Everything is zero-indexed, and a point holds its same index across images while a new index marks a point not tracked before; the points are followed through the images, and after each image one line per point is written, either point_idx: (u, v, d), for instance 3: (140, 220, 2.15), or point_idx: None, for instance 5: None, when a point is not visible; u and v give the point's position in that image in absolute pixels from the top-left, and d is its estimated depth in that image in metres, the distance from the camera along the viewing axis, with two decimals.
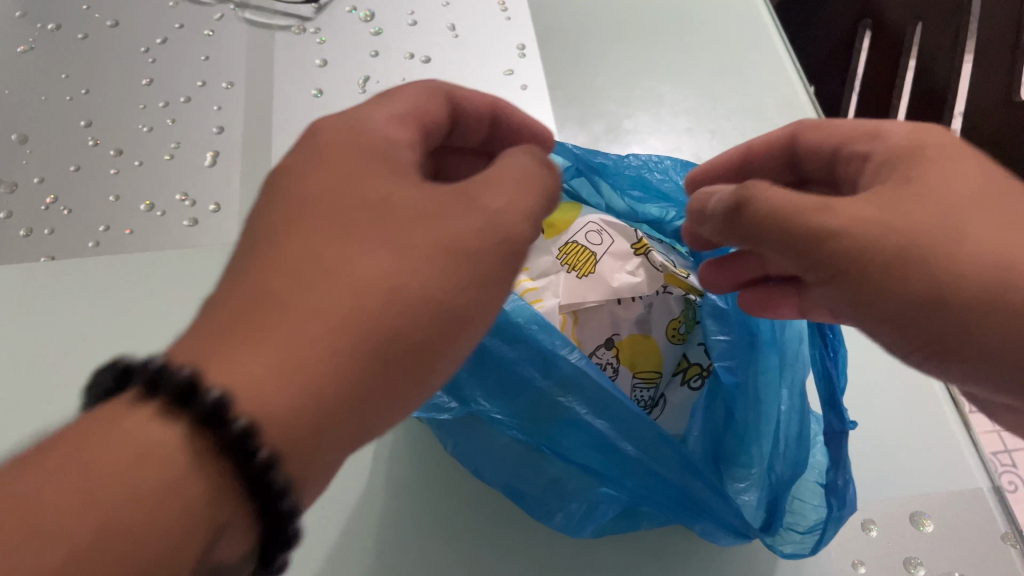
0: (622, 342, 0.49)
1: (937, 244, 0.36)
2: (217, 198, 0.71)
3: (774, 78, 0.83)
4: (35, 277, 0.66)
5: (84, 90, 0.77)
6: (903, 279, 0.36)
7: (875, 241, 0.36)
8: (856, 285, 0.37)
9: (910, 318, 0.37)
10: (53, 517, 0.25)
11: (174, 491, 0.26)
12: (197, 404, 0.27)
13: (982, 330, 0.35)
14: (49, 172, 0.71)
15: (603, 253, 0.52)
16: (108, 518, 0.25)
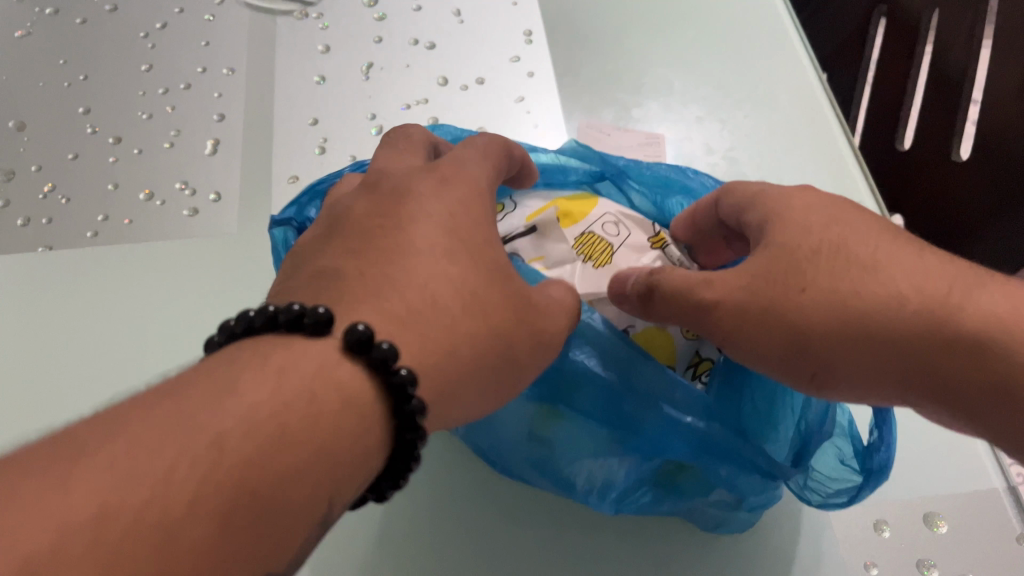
0: (637, 335, 0.47)
1: (786, 298, 0.39)
2: (217, 187, 0.69)
3: (786, 66, 0.81)
4: (32, 267, 0.65)
5: (82, 76, 0.76)
6: (767, 336, 0.39)
7: (734, 306, 0.40)
8: (734, 346, 0.41)
9: (787, 367, 0.40)
10: (277, 425, 0.25)
11: (364, 430, 0.28)
12: (397, 376, 0.30)
13: (849, 363, 0.38)
14: (46, 160, 0.70)
15: (621, 244, 0.49)
16: (321, 438, 0.26)
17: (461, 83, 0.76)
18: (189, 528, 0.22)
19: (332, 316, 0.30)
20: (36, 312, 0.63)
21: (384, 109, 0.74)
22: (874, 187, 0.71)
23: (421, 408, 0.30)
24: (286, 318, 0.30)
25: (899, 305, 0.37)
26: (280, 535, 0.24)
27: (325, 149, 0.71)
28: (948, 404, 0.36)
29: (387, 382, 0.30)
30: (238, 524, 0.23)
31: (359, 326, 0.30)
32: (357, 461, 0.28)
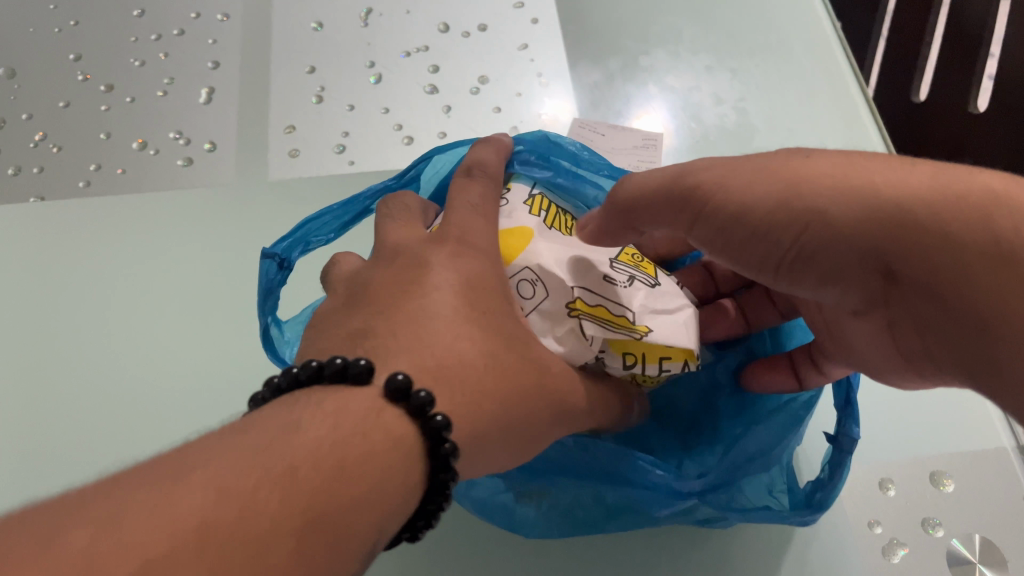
0: None
1: (775, 164, 0.34)
2: (213, 136, 0.68)
3: (799, 15, 0.78)
4: (25, 217, 0.64)
5: (73, 21, 0.73)
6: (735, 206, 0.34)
7: (708, 172, 0.35)
8: (700, 225, 0.36)
9: (762, 247, 0.35)
10: (337, 462, 0.24)
11: (410, 468, 0.26)
12: (435, 421, 0.27)
13: (825, 237, 0.32)
14: (37, 108, 0.68)
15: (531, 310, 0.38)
16: (376, 476, 0.25)
17: (462, 30, 0.74)
18: (271, 551, 0.20)
19: (372, 367, 0.28)
20: (30, 263, 0.62)
21: (383, 56, 0.72)
22: (886, 134, 0.69)
23: (454, 451, 0.28)
24: (329, 371, 0.28)
25: (902, 176, 0.31)
26: (343, 566, 0.22)
27: (323, 98, 0.69)
28: (937, 285, 0.29)
29: (425, 428, 0.27)
30: (312, 547, 0.21)
31: (399, 377, 0.28)
32: (401, 501, 0.26)
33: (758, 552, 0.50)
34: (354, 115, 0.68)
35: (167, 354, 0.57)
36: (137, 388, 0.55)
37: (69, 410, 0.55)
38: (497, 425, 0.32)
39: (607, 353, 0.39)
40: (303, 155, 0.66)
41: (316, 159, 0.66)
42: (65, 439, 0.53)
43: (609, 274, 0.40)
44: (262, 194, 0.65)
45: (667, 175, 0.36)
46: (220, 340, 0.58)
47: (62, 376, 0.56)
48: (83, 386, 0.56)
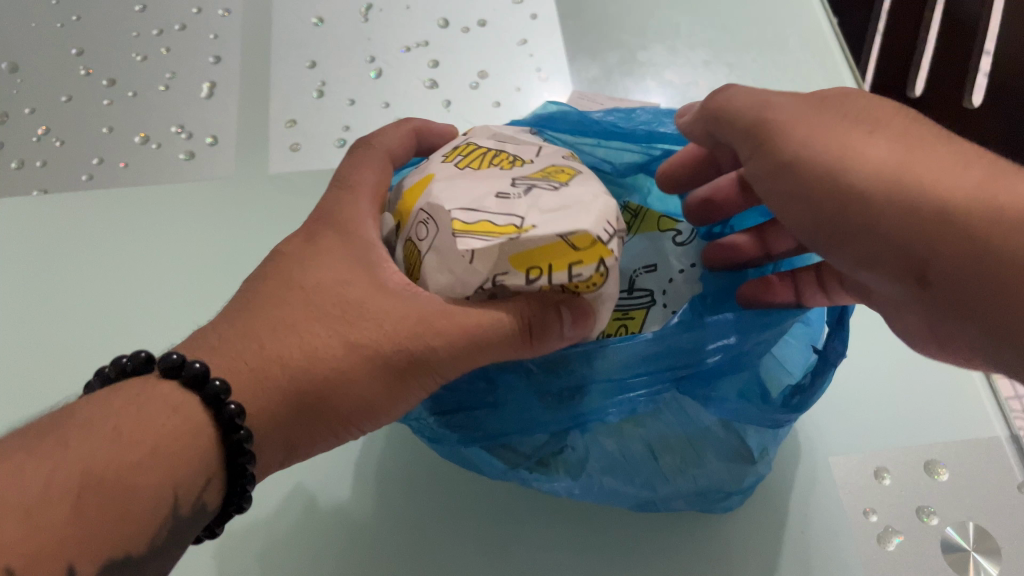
0: None
1: (849, 134, 0.35)
2: (213, 130, 0.68)
3: (796, 10, 0.78)
4: (27, 210, 0.64)
5: (74, 16, 0.74)
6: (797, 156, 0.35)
7: (780, 116, 0.36)
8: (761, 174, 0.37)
9: (811, 219, 0.36)
10: (115, 434, 0.30)
11: (195, 440, 0.32)
12: (210, 386, 0.32)
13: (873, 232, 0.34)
14: (38, 102, 0.69)
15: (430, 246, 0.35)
16: (155, 442, 0.30)
17: (462, 25, 0.74)
18: (43, 510, 0.27)
19: (153, 357, 0.34)
20: (32, 256, 0.62)
21: (383, 51, 0.72)
22: None
23: (240, 412, 0.33)
24: (135, 365, 0.34)
25: (955, 168, 0.32)
26: (131, 525, 0.29)
27: (323, 92, 0.70)
28: (966, 293, 0.32)
29: (204, 399, 0.33)
30: (89, 510, 0.28)
31: (171, 355, 0.33)
32: (185, 470, 0.31)
33: (755, 537, 0.50)
34: (354, 110, 0.69)
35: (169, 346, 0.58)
36: None
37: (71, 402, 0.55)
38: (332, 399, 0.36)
39: (508, 271, 0.33)
40: (303, 149, 0.67)
41: (316, 152, 0.67)
42: None
43: (503, 191, 0.35)
44: (263, 188, 0.65)
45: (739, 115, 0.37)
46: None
47: (63, 368, 0.57)
48: (84, 378, 0.56)
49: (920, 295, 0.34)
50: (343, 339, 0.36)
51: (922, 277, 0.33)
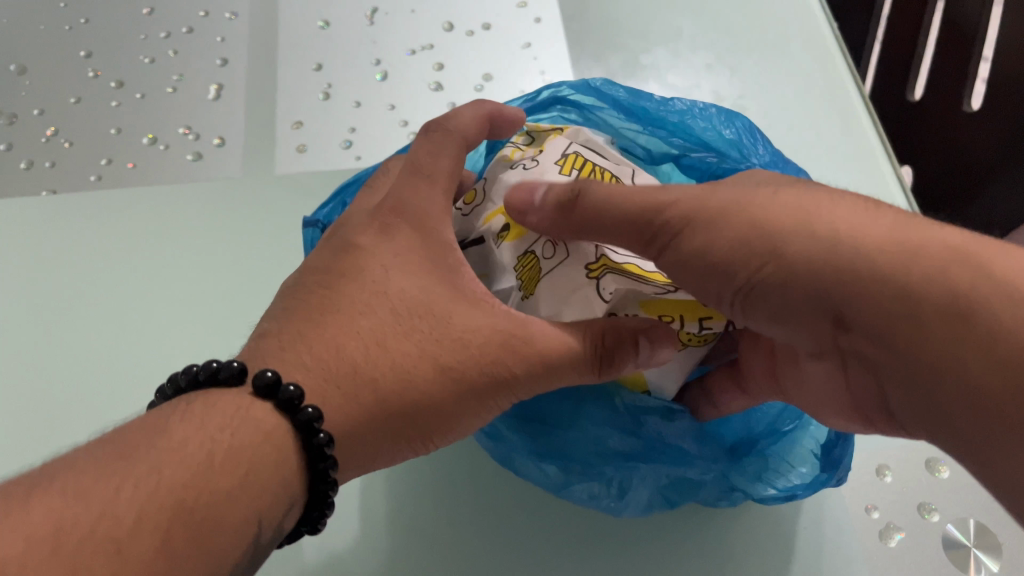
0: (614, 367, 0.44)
1: (751, 199, 0.35)
2: (221, 131, 0.69)
3: (797, 14, 0.79)
4: (37, 210, 0.65)
5: (83, 19, 0.75)
6: (713, 256, 0.35)
7: (684, 208, 0.36)
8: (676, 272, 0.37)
9: (716, 285, 0.36)
10: (203, 458, 0.29)
11: (280, 463, 0.32)
12: (304, 413, 0.33)
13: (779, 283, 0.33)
14: (48, 104, 0.69)
15: (559, 269, 0.42)
16: (245, 469, 0.30)
17: (466, 28, 0.75)
18: (133, 539, 0.26)
19: (245, 368, 0.34)
20: (42, 256, 0.63)
21: (389, 55, 0.73)
22: (882, 133, 0.71)
23: (328, 440, 0.33)
24: (226, 373, 0.33)
25: (864, 224, 0.32)
26: (221, 555, 0.28)
27: (330, 95, 0.70)
28: (878, 327, 0.30)
29: (296, 421, 0.33)
30: (177, 536, 0.27)
31: (267, 373, 0.33)
32: (270, 498, 0.31)
33: (760, 535, 0.51)
34: (360, 112, 0.69)
35: (178, 345, 0.58)
36: (147, 379, 0.56)
37: (82, 400, 0.56)
38: (417, 419, 0.37)
39: (637, 313, 0.41)
40: (310, 151, 0.68)
41: (323, 153, 0.67)
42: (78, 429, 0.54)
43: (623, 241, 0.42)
44: (270, 189, 0.66)
45: (627, 219, 0.37)
46: (229, 331, 0.59)
47: (74, 367, 0.57)
48: (95, 377, 0.57)
49: (840, 341, 0.33)
50: (430, 361, 0.37)
51: (836, 321, 0.32)
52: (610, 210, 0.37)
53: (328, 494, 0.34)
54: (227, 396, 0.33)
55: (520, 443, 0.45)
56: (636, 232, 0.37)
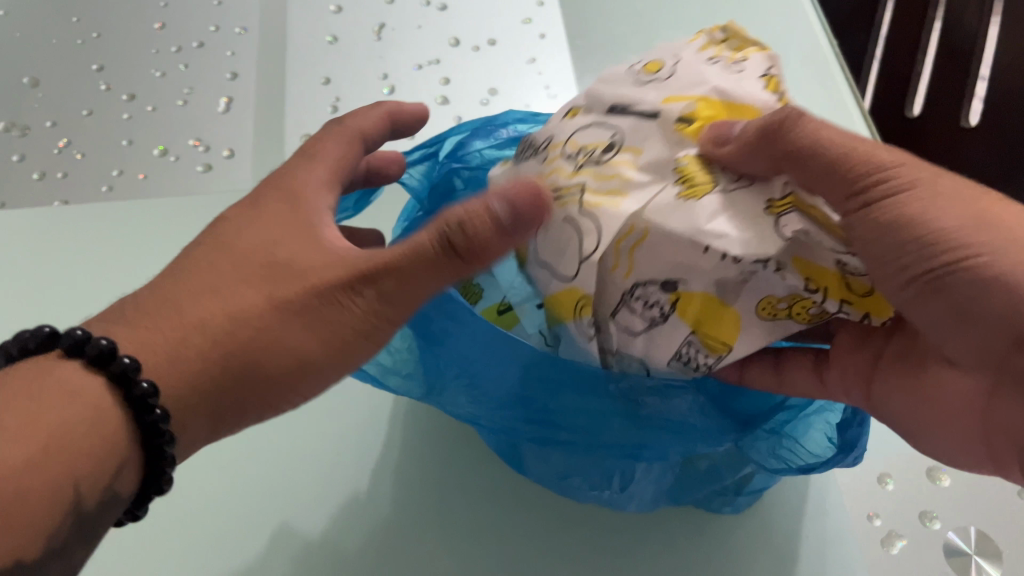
0: (689, 298, 0.38)
1: (978, 204, 0.34)
2: (231, 144, 0.70)
3: (797, 33, 0.81)
4: (48, 220, 0.66)
5: (95, 34, 0.76)
6: (913, 231, 0.34)
7: (907, 172, 0.35)
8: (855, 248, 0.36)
9: (898, 271, 0.35)
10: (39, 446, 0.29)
11: (111, 444, 0.32)
12: (137, 388, 0.32)
13: (974, 292, 0.33)
14: (60, 116, 0.71)
15: (737, 186, 0.38)
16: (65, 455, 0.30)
17: (472, 44, 0.77)
18: None
19: (55, 333, 0.34)
20: (51, 265, 0.63)
21: (395, 69, 0.74)
22: None
23: (165, 418, 0.33)
24: (36, 340, 0.33)
25: None
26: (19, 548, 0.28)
27: (338, 108, 0.72)
28: None
29: (129, 396, 0.32)
30: None
31: (100, 342, 0.32)
32: (99, 470, 0.31)
33: (764, 544, 0.51)
34: None
35: None
36: None
37: None
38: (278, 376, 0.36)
39: (785, 266, 0.36)
40: None
41: None
42: None
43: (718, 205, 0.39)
44: None
45: (831, 157, 0.36)
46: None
47: None
48: None
49: (1005, 360, 0.33)
50: (291, 319, 0.36)
51: (1018, 346, 0.33)
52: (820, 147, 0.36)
53: (166, 470, 0.34)
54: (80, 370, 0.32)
55: (525, 433, 0.43)
56: (834, 169, 0.36)
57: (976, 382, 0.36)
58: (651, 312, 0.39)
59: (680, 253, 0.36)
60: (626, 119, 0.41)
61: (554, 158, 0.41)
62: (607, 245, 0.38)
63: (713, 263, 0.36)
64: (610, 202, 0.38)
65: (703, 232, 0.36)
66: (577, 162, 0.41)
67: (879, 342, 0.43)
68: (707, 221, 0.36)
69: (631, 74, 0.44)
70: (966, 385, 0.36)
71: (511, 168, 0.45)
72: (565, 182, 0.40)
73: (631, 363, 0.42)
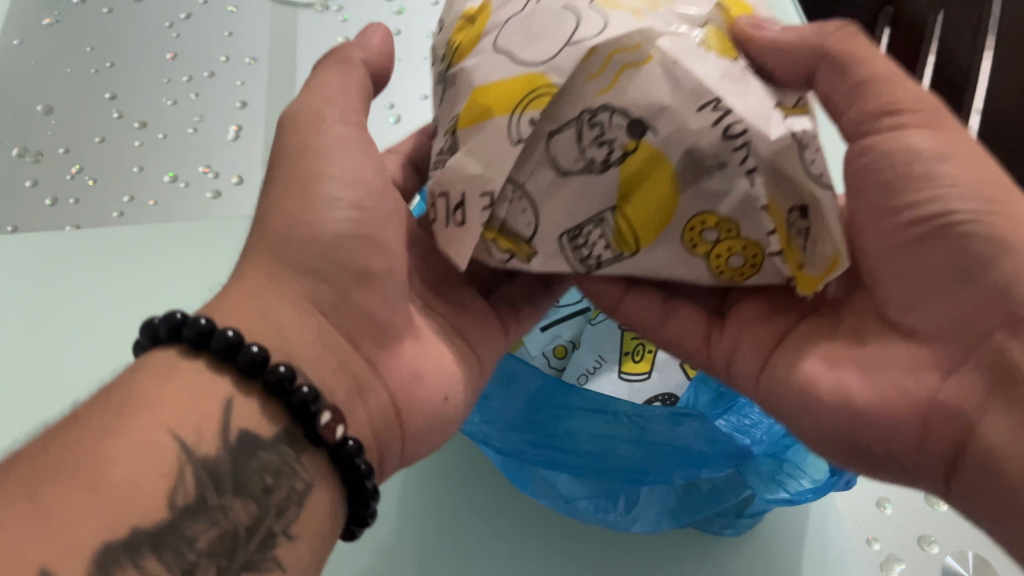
0: (636, 164, 0.37)
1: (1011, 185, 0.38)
2: (239, 170, 0.71)
3: None
4: (59, 244, 0.67)
5: (108, 63, 0.77)
6: (921, 182, 0.38)
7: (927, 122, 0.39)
8: (854, 186, 0.41)
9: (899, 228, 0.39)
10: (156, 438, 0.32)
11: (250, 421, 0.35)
12: (268, 369, 0.35)
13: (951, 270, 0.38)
14: (72, 143, 0.72)
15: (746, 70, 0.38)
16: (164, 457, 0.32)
17: None
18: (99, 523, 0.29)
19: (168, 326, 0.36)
20: (63, 289, 0.65)
21: (402, 98, 0.76)
22: None
23: (290, 374, 0.36)
24: (149, 337, 0.36)
25: None
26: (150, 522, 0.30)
27: None
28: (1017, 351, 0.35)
29: (261, 378, 0.35)
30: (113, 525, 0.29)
31: (218, 329, 0.35)
32: (235, 444, 0.34)
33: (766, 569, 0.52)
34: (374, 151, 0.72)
35: None
36: None
37: None
38: (384, 315, 0.43)
39: (755, 169, 0.36)
40: None
41: None
42: None
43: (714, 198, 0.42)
44: None
45: (864, 75, 0.39)
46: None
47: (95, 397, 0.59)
48: None
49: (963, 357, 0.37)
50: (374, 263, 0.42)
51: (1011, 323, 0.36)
52: (861, 66, 0.40)
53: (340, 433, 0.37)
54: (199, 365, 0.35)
55: (534, 457, 0.45)
56: (864, 90, 0.39)
57: (935, 357, 0.38)
58: (595, 152, 0.37)
59: (671, 94, 0.36)
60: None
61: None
62: (598, 45, 0.36)
63: (702, 124, 0.35)
64: (629, 13, 0.37)
65: (712, 91, 0.36)
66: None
67: (787, 319, 0.45)
68: (719, 81, 0.36)
69: None
70: (920, 361, 0.38)
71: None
72: None
73: (523, 209, 0.38)
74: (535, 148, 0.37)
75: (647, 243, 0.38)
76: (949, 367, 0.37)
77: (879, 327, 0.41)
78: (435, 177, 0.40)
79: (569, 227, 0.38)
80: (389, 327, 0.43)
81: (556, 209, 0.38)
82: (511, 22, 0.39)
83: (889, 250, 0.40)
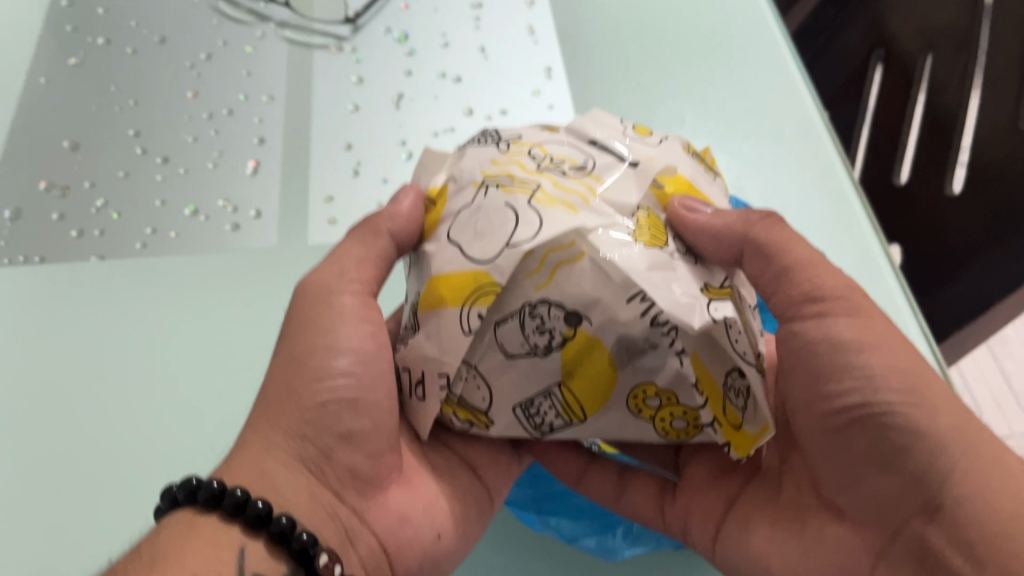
0: (574, 344, 0.40)
1: (918, 365, 0.43)
2: (258, 205, 0.75)
3: (791, 107, 0.87)
4: (86, 276, 0.70)
5: (132, 100, 0.81)
6: (843, 367, 0.44)
7: (841, 303, 0.45)
8: (788, 366, 0.47)
9: (826, 419, 0.45)
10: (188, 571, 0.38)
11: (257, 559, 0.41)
12: (275, 523, 0.41)
13: (871, 457, 0.43)
14: (98, 178, 0.75)
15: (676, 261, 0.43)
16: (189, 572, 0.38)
17: (485, 113, 0.82)
18: None
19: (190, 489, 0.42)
20: (90, 320, 0.67)
21: (414, 136, 0.80)
22: (877, 228, 0.78)
23: (291, 524, 0.42)
24: (169, 499, 0.42)
25: (967, 453, 0.40)
26: None
27: (359, 172, 0.77)
28: (930, 535, 0.41)
29: (269, 532, 0.41)
30: None
31: (236, 491, 0.41)
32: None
33: None
34: (387, 187, 0.76)
35: (217, 409, 0.64)
36: (189, 445, 0.62)
37: (129, 461, 0.61)
38: (367, 468, 0.47)
39: (687, 349, 0.40)
40: (341, 224, 0.74)
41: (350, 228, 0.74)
42: (123, 487, 0.59)
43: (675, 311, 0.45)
44: (306, 258, 0.72)
45: (783, 265, 0.46)
46: (239, 408, 0.64)
47: (121, 428, 0.62)
48: (141, 437, 0.62)
49: (894, 535, 0.43)
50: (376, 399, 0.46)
51: (929, 512, 0.41)
52: (781, 254, 0.46)
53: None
54: (212, 520, 0.41)
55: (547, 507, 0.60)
56: (788, 276, 0.46)
57: (864, 540, 0.44)
58: (537, 338, 0.41)
59: (600, 290, 0.40)
60: (611, 155, 0.48)
61: (520, 156, 0.46)
62: (535, 246, 0.40)
63: (630, 315, 0.39)
64: (562, 210, 0.42)
65: (639, 284, 0.39)
66: (543, 164, 0.46)
67: (735, 482, 0.53)
68: (648, 274, 0.40)
69: (625, 129, 0.50)
70: (855, 540, 0.45)
71: (455, 157, 0.50)
72: (531, 178, 0.44)
73: (477, 386, 0.43)
74: (484, 334, 0.41)
75: (591, 412, 0.42)
76: (877, 550, 0.44)
77: (817, 506, 0.47)
78: (399, 354, 0.45)
79: (521, 400, 0.43)
80: (374, 478, 0.48)
81: (505, 386, 0.42)
82: (462, 214, 0.44)
83: (819, 441, 0.46)
